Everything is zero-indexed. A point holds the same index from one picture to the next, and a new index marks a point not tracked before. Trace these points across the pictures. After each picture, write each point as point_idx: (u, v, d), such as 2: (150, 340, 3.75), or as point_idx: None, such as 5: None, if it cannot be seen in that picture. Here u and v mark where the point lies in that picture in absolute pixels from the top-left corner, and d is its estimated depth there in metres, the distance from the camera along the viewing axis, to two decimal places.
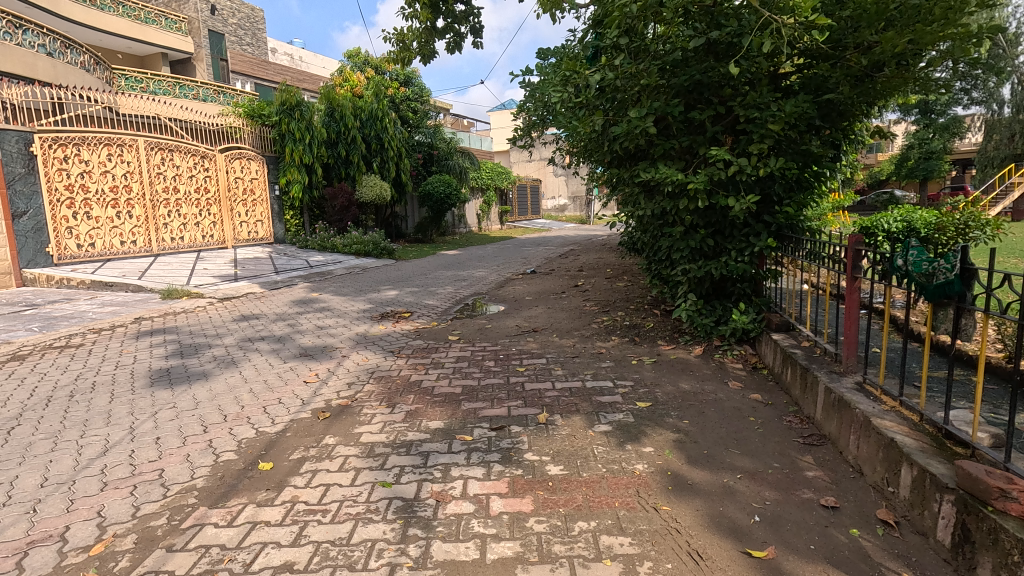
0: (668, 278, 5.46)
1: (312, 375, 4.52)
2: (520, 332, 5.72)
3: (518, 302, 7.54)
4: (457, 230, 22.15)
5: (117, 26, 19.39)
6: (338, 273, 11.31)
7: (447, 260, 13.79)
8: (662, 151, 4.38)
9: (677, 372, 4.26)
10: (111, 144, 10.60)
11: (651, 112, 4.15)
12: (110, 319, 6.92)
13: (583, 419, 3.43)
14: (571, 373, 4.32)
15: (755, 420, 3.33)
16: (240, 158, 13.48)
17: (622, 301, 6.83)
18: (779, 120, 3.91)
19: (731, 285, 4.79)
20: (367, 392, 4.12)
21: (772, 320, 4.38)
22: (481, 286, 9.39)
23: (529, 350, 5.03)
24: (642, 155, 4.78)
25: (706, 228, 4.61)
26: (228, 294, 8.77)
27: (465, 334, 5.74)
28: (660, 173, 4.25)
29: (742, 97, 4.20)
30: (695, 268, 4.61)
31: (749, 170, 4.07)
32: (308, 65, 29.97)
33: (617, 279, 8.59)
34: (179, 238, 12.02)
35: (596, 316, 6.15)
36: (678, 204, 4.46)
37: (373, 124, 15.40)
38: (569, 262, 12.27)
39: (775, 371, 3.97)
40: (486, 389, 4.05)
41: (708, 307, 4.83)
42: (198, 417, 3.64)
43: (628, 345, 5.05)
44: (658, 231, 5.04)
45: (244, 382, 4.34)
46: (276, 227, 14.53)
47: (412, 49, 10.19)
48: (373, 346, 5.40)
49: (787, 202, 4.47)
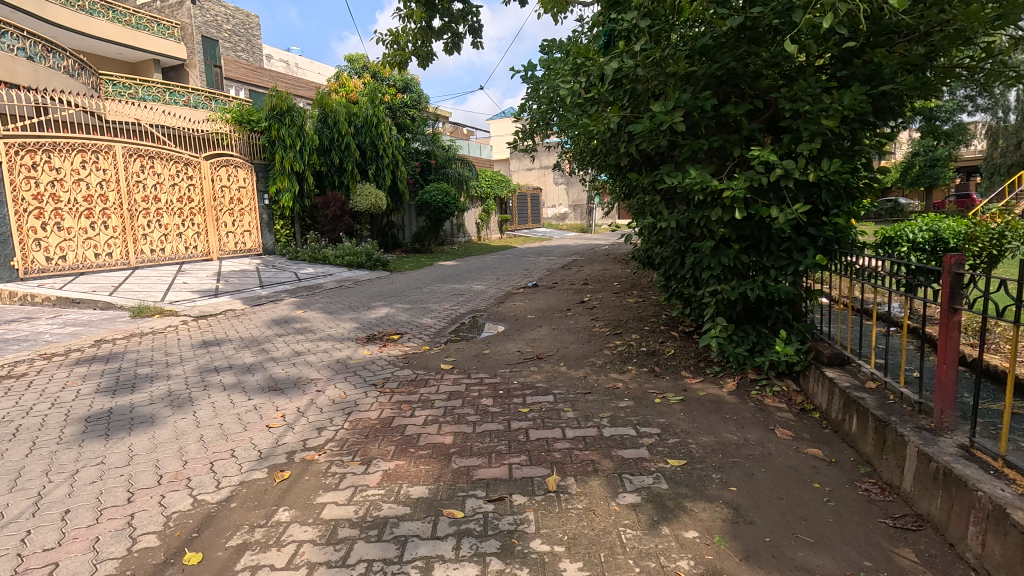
0: (691, 298, 4.79)
1: (278, 418, 3.81)
2: (523, 360, 5.04)
3: (519, 322, 6.86)
4: (455, 240, 21.50)
5: (107, 32, 18.84)
6: (328, 287, 10.65)
7: (443, 272, 13.14)
8: (688, 153, 3.71)
9: (710, 416, 3.57)
10: (85, 150, 9.98)
11: (683, 103, 3.45)
12: (66, 342, 6.24)
13: (603, 484, 2.74)
14: (585, 417, 3.63)
15: (820, 486, 2.66)
16: (227, 166, 12.86)
17: (635, 321, 6.15)
18: (836, 116, 3.23)
19: (768, 308, 4.12)
20: (339, 441, 3.43)
21: (822, 353, 3.70)
22: (479, 302, 8.71)
23: (533, 383, 4.35)
24: (665, 158, 4.13)
25: (740, 243, 3.95)
26: (205, 312, 8.10)
27: (460, 361, 5.07)
28: (688, 179, 3.58)
29: (784, 89, 3.53)
30: (727, 290, 3.93)
31: (798, 175, 3.39)
32: (304, 72, 29.45)
33: (627, 294, 7.94)
34: (159, 250, 11.36)
35: (607, 340, 5.47)
36: (710, 215, 3.78)
37: (368, 131, 14.82)
38: (573, 274, 11.62)
39: (832, 416, 3.29)
40: (483, 438, 3.35)
41: (739, 333, 4.16)
42: (125, 480, 2.94)
43: (648, 377, 4.37)
44: (682, 245, 4.36)
45: (195, 428, 3.66)
46: (265, 237, 13.88)
47: (408, 50, 9.56)
48: (355, 376, 4.72)
49: (836, 210, 3.75)
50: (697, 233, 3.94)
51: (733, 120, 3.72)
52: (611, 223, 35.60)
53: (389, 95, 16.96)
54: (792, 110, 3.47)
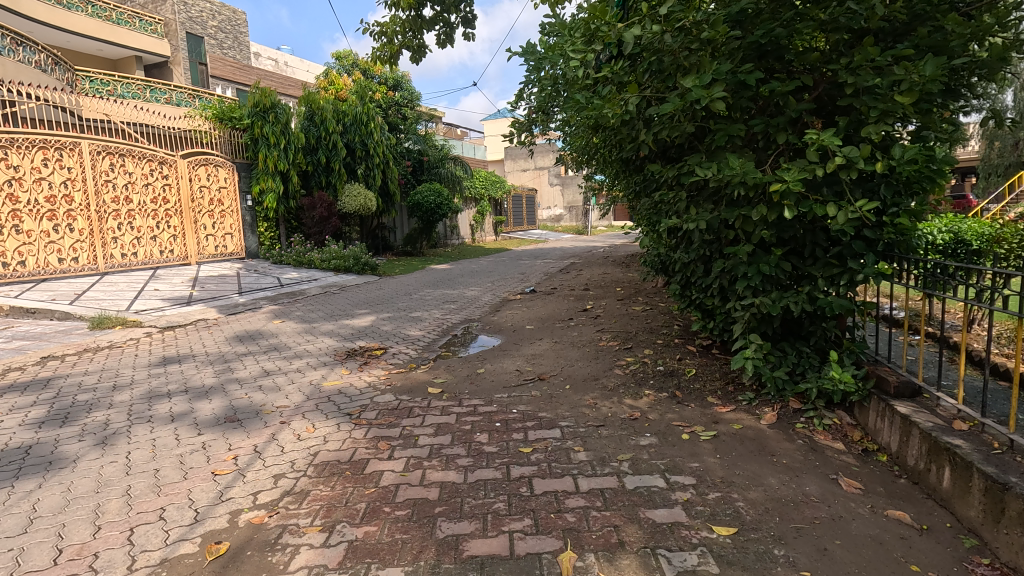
0: (716, 310, 4.19)
1: (228, 462, 3.13)
2: (522, 381, 4.39)
3: (516, 334, 6.21)
4: (449, 242, 20.81)
5: (85, 27, 18.10)
6: (311, 294, 9.98)
7: (434, 277, 12.49)
8: (723, 140, 3.09)
9: (754, 459, 2.93)
10: (47, 147, 9.28)
11: (722, 76, 2.81)
12: (7, 359, 5.54)
13: (633, 567, 2.09)
14: (599, 460, 3.00)
15: (921, 570, 2.03)
16: (207, 165, 12.16)
17: (646, 333, 5.51)
18: (913, 93, 2.59)
19: (811, 325, 3.51)
20: (299, 494, 2.76)
21: (885, 382, 3.06)
22: (472, 310, 8.06)
23: (535, 413, 3.70)
24: (693, 147, 3.51)
25: (781, 247, 3.34)
26: (172, 322, 7.40)
27: (451, 384, 4.43)
28: (726, 172, 2.97)
29: (841, 62, 2.89)
30: (766, 303, 3.33)
31: (862, 165, 2.77)
32: (293, 70, 28.55)
33: (633, 302, 7.33)
34: (131, 254, 10.64)
35: (617, 357, 4.84)
36: (748, 214, 3.16)
37: (357, 129, 14.20)
38: (572, 278, 10.97)
39: (909, 464, 2.67)
40: (478, 492, 2.70)
41: (778, 354, 3.56)
42: (10, 559, 2.27)
43: (669, 406, 3.73)
44: (709, 248, 3.76)
45: (122, 476, 2.98)
46: (248, 239, 13.17)
47: (396, 43, 8.91)
48: (327, 406, 4.05)
49: (894, 209, 3.11)
50: (731, 236, 3.33)
51: (776, 100, 3.08)
52: (606, 224, 35.04)
53: (379, 93, 16.31)
54: (851, 86, 2.82)
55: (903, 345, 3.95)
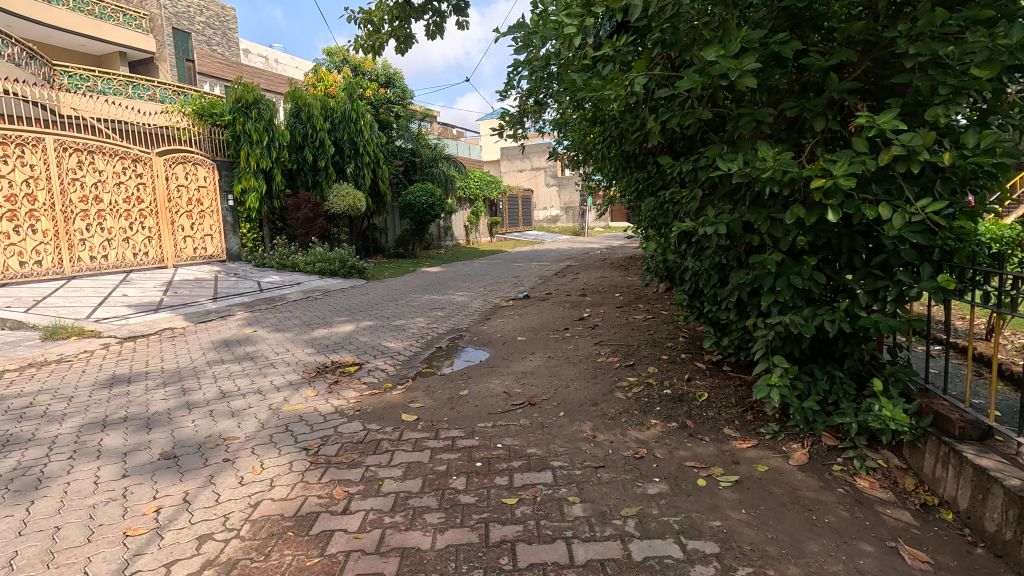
0: (731, 324, 3.67)
1: (147, 519, 2.56)
2: (509, 407, 3.84)
3: (507, 346, 5.67)
4: (443, 243, 20.28)
5: (67, 21, 17.56)
6: (292, 299, 9.43)
7: (425, 280, 11.96)
8: (751, 125, 2.58)
9: (791, 517, 2.39)
10: (7, 142, 8.71)
11: (755, 45, 2.26)
12: None
13: None
14: (599, 515, 2.46)
15: None
16: (185, 163, 11.57)
17: (648, 347, 4.97)
18: (995, 64, 2.06)
19: (847, 347, 3.01)
20: (225, 565, 2.20)
21: (946, 420, 2.53)
22: (461, 318, 7.53)
23: (522, 450, 3.15)
24: (710, 136, 3.00)
25: (814, 255, 2.82)
26: (135, 332, 6.83)
27: (428, 409, 3.88)
28: (756, 165, 2.44)
29: (895, 29, 2.35)
30: (797, 321, 2.81)
31: (926, 157, 2.23)
32: (284, 67, 27.87)
33: (634, 309, 6.81)
34: (101, 256, 10.06)
35: (618, 376, 4.30)
36: (779, 216, 2.63)
37: (345, 127, 13.69)
38: (568, 282, 10.50)
39: (991, 530, 2.15)
40: (447, 564, 2.15)
41: (807, 379, 3.06)
42: None
43: (680, 440, 3.19)
44: (726, 254, 3.23)
45: (10, 539, 2.41)
46: (230, 240, 12.60)
47: (383, 33, 8.35)
48: (281, 438, 3.48)
49: (953, 210, 2.58)
50: (755, 241, 2.82)
51: (814, 76, 2.55)
52: (603, 225, 34.59)
53: (370, 90, 15.78)
54: (912, 58, 2.29)
55: (961, 377, 3.39)
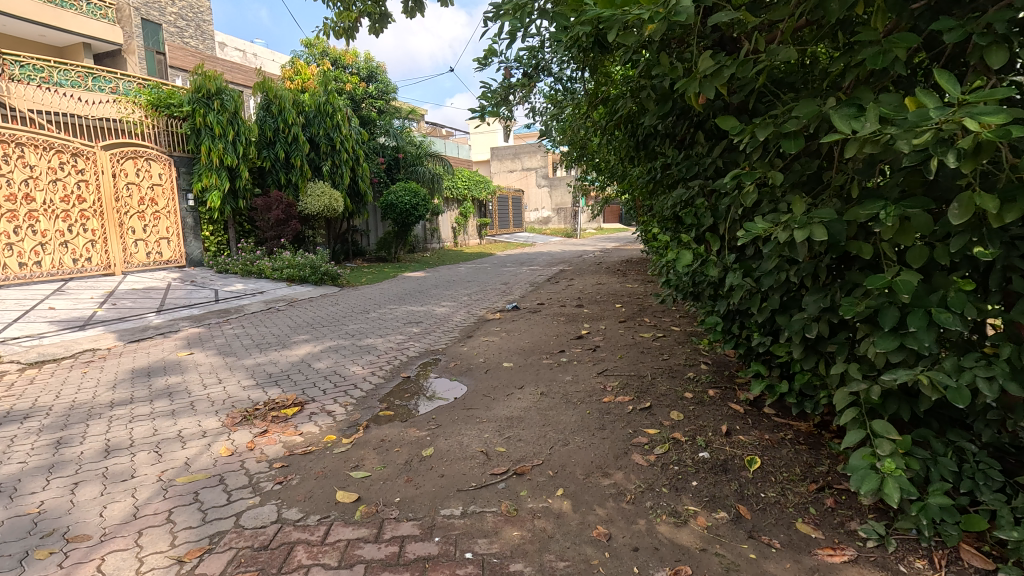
0: (795, 364, 2.67)
1: None
2: (487, 479, 2.76)
3: (489, 376, 4.60)
4: (429, 246, 19.22)
5: (23, 8, 16.16)
6: (251, 312, 8.30)
7: (404, 288, 10.85)
8: (875, 61, 1.61)
9: None
10: None
11: None
12: None
13: None
14: None
15: None
16: (136, 158, 10.41)
17: (666, 380, 3.90)
18: None
19: (991, 413, 1.99)
20: None
21: None
22: (440, 336, 6.47)
23: (502, 568, 2.08)
24: (784, 94, 2.02)
25: (957, 274, 1.79)
26: (45, 357, 5.68)
27: (374, 483, 2.79)
28: (904, 120, 1.41)
29: None
30: (937, 377, 1.79)
31: None
32: (262, 61, 26.62)
33: (640, 326, 5.77)
34: (33, 263, 8.91)
35: (632, 425, 3.24)
36: (921, 211, 1.61)
37: (321, 122, 12.57)
38: (562, 289, 9.47)
39: None
40: None
41: (928, 457, 2.04)
42: None
43: (740, 549, 2.14)
44: (803, 269, 2.21)
45: None
46: (190, 244, 11.45)
47: (355, 11, 7.15)
48: (153, 538, 2.38)
49: None
50: (868, 253, 1.81)
51: None
52: (595, 226, 33.75)
53: (350, 85, 14.68)
54: None
55: None
